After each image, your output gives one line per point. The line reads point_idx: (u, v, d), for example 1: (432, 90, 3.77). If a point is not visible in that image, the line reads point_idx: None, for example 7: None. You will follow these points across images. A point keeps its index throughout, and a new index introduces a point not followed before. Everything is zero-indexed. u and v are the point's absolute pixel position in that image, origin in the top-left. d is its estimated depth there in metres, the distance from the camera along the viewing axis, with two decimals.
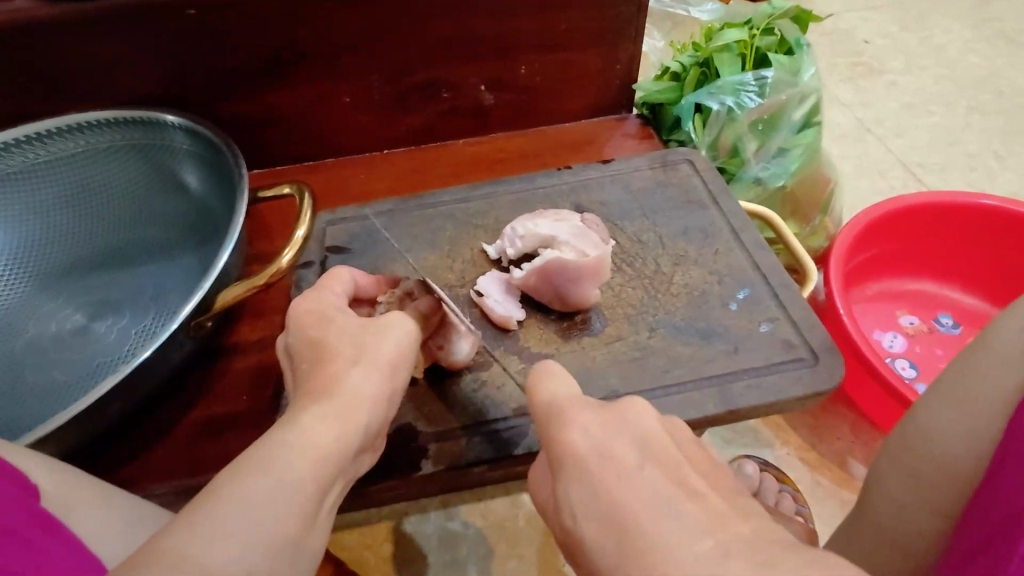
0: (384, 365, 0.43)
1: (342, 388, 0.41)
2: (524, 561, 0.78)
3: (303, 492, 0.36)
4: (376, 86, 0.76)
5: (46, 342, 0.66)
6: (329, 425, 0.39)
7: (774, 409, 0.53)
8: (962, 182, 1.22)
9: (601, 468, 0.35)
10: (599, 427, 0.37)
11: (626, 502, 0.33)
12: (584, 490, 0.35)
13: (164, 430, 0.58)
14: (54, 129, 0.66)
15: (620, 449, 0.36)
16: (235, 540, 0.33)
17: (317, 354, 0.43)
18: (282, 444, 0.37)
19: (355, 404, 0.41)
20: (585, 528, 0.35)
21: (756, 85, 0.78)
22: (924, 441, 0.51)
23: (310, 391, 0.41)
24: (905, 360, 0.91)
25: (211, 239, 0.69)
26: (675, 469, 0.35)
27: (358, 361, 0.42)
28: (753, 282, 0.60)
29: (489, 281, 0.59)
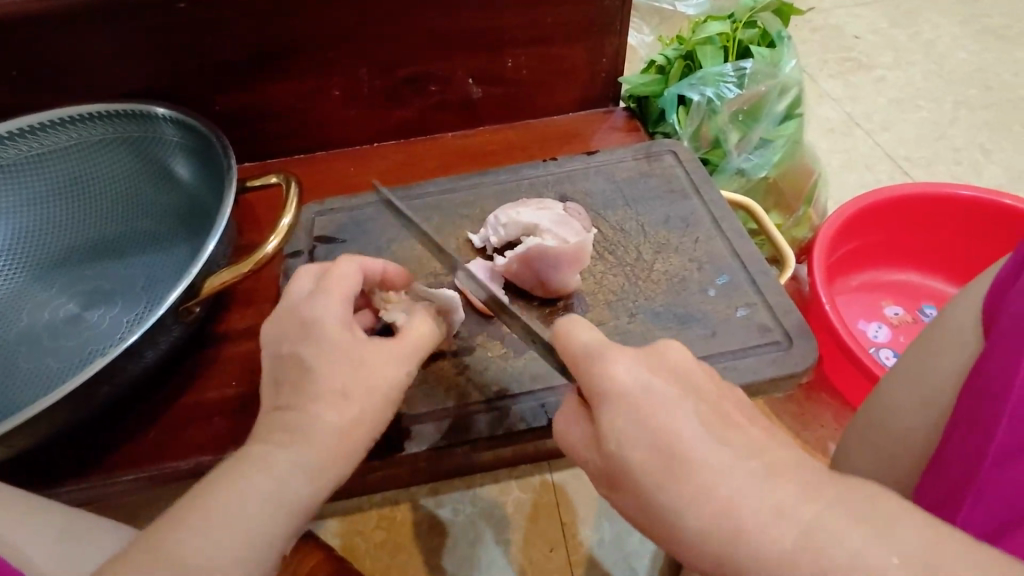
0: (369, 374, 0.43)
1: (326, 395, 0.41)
2: (512, 547, 0.80)
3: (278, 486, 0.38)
4: (364, 79, 0.77)
5: (38, 331, 0.67)
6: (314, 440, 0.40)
7: (749, 392, 0.54)
8: (949, 175, 1.24)
9: (649, 402, 0.35)
10: (645, 365, 0.38)
11: (682, 436, 0.34)
12: (631, 420, 0.35)
13: (153, 416, 0.59)
14: (46, 122, 0.66)
15: (661, 382, 0.36)
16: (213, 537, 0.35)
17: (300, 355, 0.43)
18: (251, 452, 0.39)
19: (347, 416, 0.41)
20: (632, 460, 0.35)
21: (736, 77, 0.79)
22: (890, 419, 0.53)
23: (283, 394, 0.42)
24: (888, 350, 0.93)
25: (202, 230, 0.70)
26: (715, 403, 0.36)
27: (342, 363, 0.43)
28: (731, 269, 0.61)
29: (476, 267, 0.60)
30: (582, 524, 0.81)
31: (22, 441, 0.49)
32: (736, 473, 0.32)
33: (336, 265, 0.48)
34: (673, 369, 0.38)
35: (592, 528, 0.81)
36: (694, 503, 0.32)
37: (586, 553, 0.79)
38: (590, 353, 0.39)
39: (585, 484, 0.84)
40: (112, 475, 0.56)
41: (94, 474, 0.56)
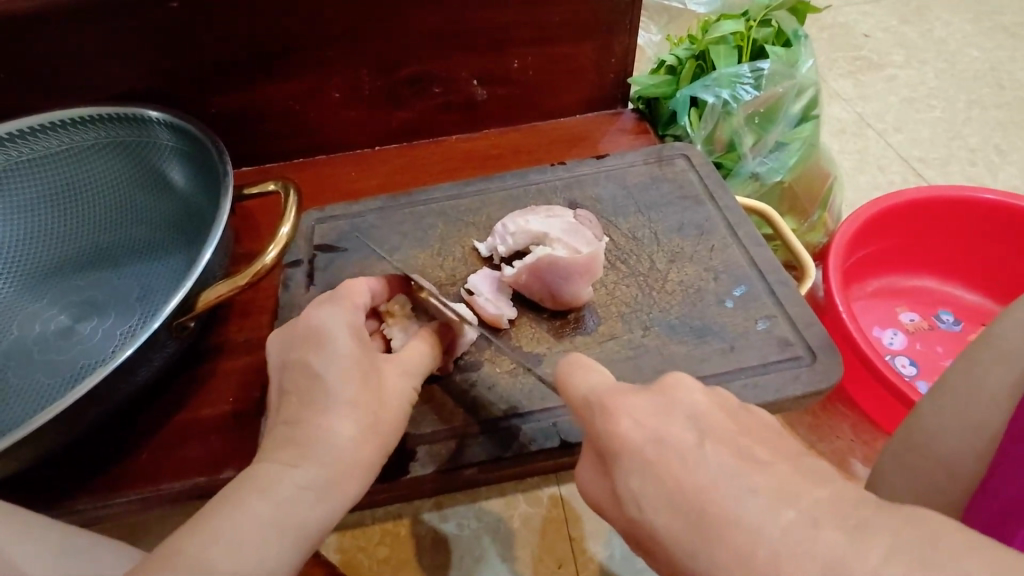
0: (368, 414, 0.41)
1: (325, 438, 0.39)
2: (520, 563, 0.77)
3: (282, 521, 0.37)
4: (365, 80, 0.75)
5: (29, 344, 0.65)
6: (313, 480, 0.38)
7: (768, 409, 0.51)
8: (964, 176, 1.21)
9: (659, 453, 0.34)
10: (650, 412, 0.36)
11: (700, 490, 0.32)
12: (647, 477, 0.34)
13: (147, 434, 0.57)
14: (36, 125, 0.64)
15: (670, 431, 0.35)
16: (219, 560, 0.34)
17: (307, 389, 0.41)
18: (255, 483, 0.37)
19: (343, 465, 0.39)
20: (656, 517, 0.33)
21: (753, 78, 0.76)
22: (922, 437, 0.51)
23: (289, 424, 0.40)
24: (905, 358, 0.90)
25: (198, 238, 0.68)
26: (739, 446, 0.34)
27: (342, 402, 0.40)
28: (749, 279, 0.58)
29: (479, 279, 0.58)
30: (591, 537, 0.79)
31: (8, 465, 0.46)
32: (766, 524, 0.30)
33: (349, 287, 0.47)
34: (685, 412, 0.36)
35: (601, 543, 0.78)
36: (726, 556, 0.30)
37: (596, 570, 0.77)
38: (594, 402, 0.38)
39: None
40: (103, 496, 0.54)
41: (86, 496, 0.54)
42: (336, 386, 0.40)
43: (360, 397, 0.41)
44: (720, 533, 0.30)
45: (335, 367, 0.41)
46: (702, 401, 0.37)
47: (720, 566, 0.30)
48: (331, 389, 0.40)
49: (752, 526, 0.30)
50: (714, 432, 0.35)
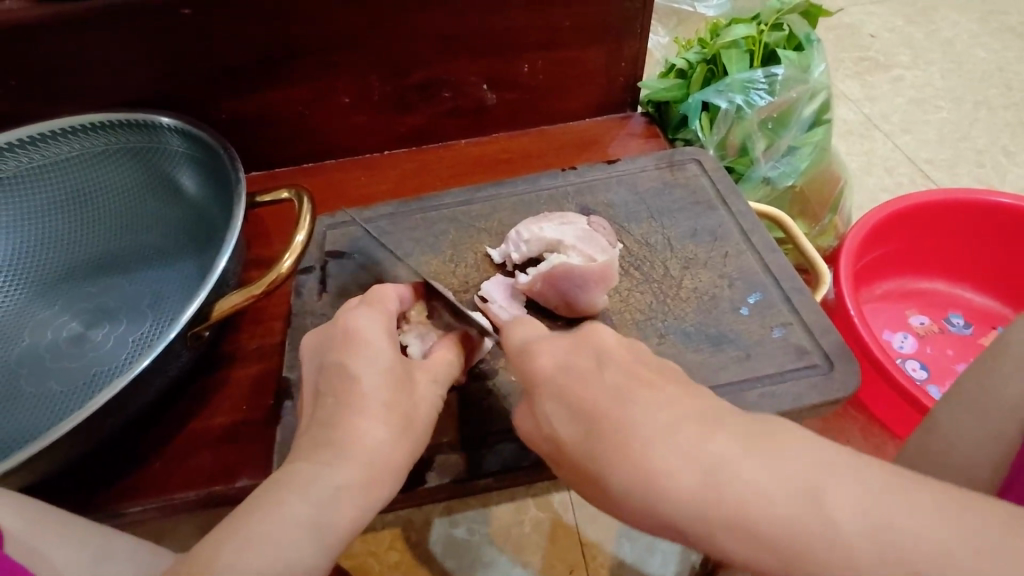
0: (402, 419, 0.40)
1: (357, 445, 0.39)
2: (530, 568, 0.77)
3: (312, 527, 0.36)
4: (375, 85, 0.75)
5: (41, 351, 0.64)
6: (346, 488, 0.37)
7: (785, 418, 0.51)
8: (972, 178, 1.20)
9: (567, 378, 0.37)
10: (564, 348, 0.39)
11: (601, 409, 0.35)
12: (558, 400, 0.37)
13: (160, 442, 0.57)
14: (47, 132, 0.64)
15: (579, 361, 0.38)
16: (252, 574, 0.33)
17: (340, 394, 0.41)
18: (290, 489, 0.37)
19: (377, 470, 0.39)
20: (564, 432, 0.36)
21: (766, 83, 0.76)
22: (938, 444, 0.50)
23: (313, 433, 0.40)
24: (915, 361, 0.90)
25: (209, 245, 0.68)
26: (641, 373, 0.36)
27: (375, 409, 0.40)
28: (764, 285, 0.58)
29: (492, 287, 0.57)
30: (602, 542, 0.79)
31: (25, 477, 0.46)
32: (651, 432, 0.33)
33: (376, 295, 0.47)
34: (593, 345, 0.38)
35: (612, 548, 0.78)
36: (620, 463, 0.33)
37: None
38: (521, 345, 0.41)
39: None
40: (118, 506, 0.54)
41: (100, 506, 0.54)
42: (371, 392, 0.40)
43: (392, 403, 0.41)
44: (619, 445, 0.33)
45: (359, 377, 0.41)
46: (613, 339, 0.39)
47: (616, 471, 0.33)
48: (362, 396, 0.40)
49: (641, 436, 0.33)
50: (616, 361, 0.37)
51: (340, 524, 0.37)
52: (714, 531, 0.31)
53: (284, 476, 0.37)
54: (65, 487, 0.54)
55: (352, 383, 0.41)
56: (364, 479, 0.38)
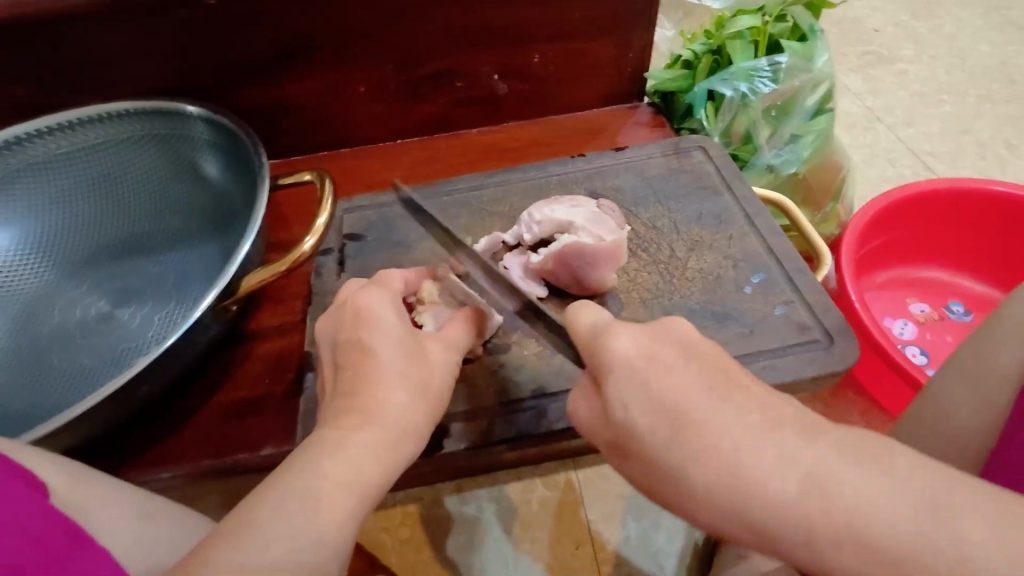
0: (421, 384, 0.43)
1: (383, 407, 0.41)
2: (538, 544, 0.80)
3: (343, 484, 0.38)
4: (390, 75, 0.77)
5: (70, 328, 0.67)
6: (375, 448, 0.40)
7: (783, 391, 0.54)
8: (974, 170, 1.22)
9: (656, 371, 0.34)
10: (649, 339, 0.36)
11: (675, 401, 0.33)
12: (637, 391, 0.34)
13: (188, 413, 0.60)
14: (77, 119, 0.67)
15: (672, 362, 0.34)
16: (286, 526, 0.35)
17: (364, 360, 0.43)
18: (322, 447, 0.39)
19: (401, 431, 0.41)
20: (631, 426, 0.35)
21: (770, 71, 0.78)
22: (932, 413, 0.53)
23: (340, 399, 0.42)
24: (915, 347, 0.92)
25: (231, 228, 0.70)
26: (709, 357, 0.35)
27: (397, 374, 0.43)
28: (767, 266, 0.60)
29: (512, 260, 0.61)
30: (607, 520, 0.81)
31: (63, 442, 0.49)
32: (743, 448, 0.31)
33: (388, 280, 0.50)
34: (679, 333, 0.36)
35: (618, 526, 0.81)
36: (675, 447, 0.32)
37: (612, 551, 0.79)
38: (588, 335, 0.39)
39: (610, 481, 0.84)
40: (150, 471, 0.56)
41: (130, 473, 0.56)
42: (391, 361, 0.43)
43: (410, 369, 0.44)
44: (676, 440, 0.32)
45: (382, 344, 0.44)
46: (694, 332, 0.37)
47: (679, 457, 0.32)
48: (385, 363, 0.43)
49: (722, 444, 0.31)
50: (702, 353, 0.35)
51: (371, 483, 0.39)
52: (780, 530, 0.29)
53: (317, 437, 0.40)
54: (96, 455, 0.57)
55: (375, 351, 0.43)
56: (389, 433, 0.41)
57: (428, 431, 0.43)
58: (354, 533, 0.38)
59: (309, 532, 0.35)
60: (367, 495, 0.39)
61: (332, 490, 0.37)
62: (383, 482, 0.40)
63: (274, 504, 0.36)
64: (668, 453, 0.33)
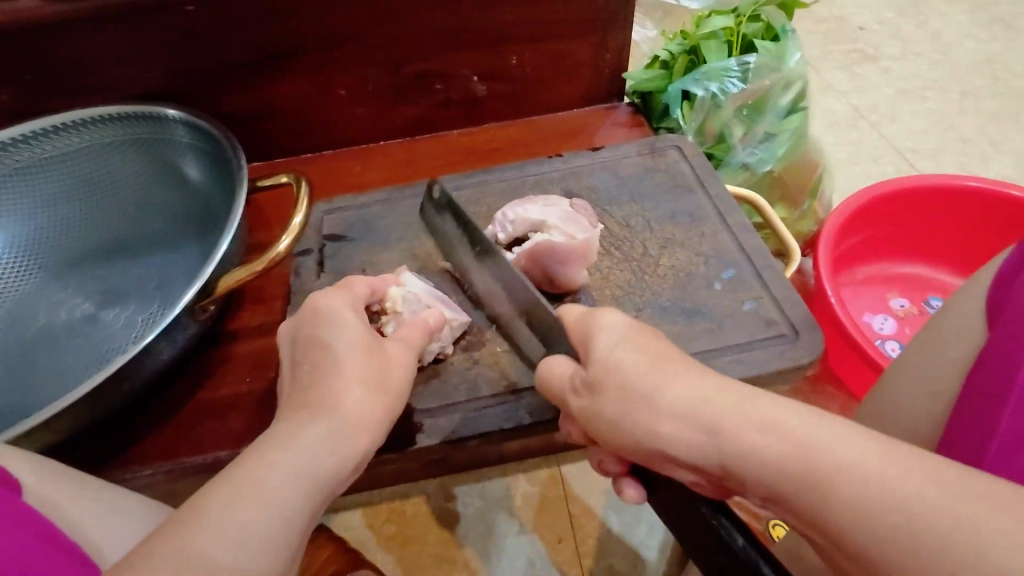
0: (377, 381, 0.45)
1: (339, 407, 0.42)
2: (521, 539, 0.81)
3: (297, 478, 0.39)
4: (370, 77, 0.78)
5: (54, 330, 0.68)
6: (330, 445, 0.41)
7: (748, 384, 0.55)
8: (955, 166, 1.23)
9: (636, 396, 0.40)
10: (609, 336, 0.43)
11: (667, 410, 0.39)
12: (621, 409, 0.41)
13: (169, 412, 0.61)
14: (59, 124, 0.68)
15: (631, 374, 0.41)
16: (238, 520, 0.36)
17: (319, 364, 0.44)
18: (275, 442, 0.40)
19: (356, 429, 0.42)
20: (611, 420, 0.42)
21: (740, 71, 0.79)
22: (892, 402, 0.54)
23: (297, 399, 0.43)
24: (894, 342, 0.93)
25: (213, 230, 0.71)
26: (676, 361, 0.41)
27: (353, 373, 0.44)
28: (737, 263, 0.61)
29: (467, 248, 0.62)
30: (589, 515, 0.82)
31: (41, 440, 0.50)
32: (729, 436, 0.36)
33: (349, 288, 0.51)
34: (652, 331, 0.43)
35: (599, 521, 0.82)
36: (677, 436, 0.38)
37: (594, 545, 0.80)
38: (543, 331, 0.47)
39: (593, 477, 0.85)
40: (132, 469, 0.57)
41: (112, 472, 0.57)
42: (346, 358, 0.44)
43: (369, 369, 0.45)
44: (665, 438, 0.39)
45: (339, 346, 0.45)
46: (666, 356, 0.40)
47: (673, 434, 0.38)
48: (341, 363, 0.44)
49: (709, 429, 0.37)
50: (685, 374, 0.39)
51: (325, 478, 0.40)
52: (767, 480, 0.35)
53: (272, 434, 0.41)
54: (78, 453, 0.58)
55: (330, 352, 0.45)
56: (345, 432, 0.42)
57: (384, 427, 0.45)
58: (307, 524, 0.39)
59: (260, 525, 0.36)
60: (321, 489, 0.40)
61: (289, 490, 0.38)
62: (337, 476, 0.41)
63: (221, 504, 0.36)
64: (659, 439, 0.39)
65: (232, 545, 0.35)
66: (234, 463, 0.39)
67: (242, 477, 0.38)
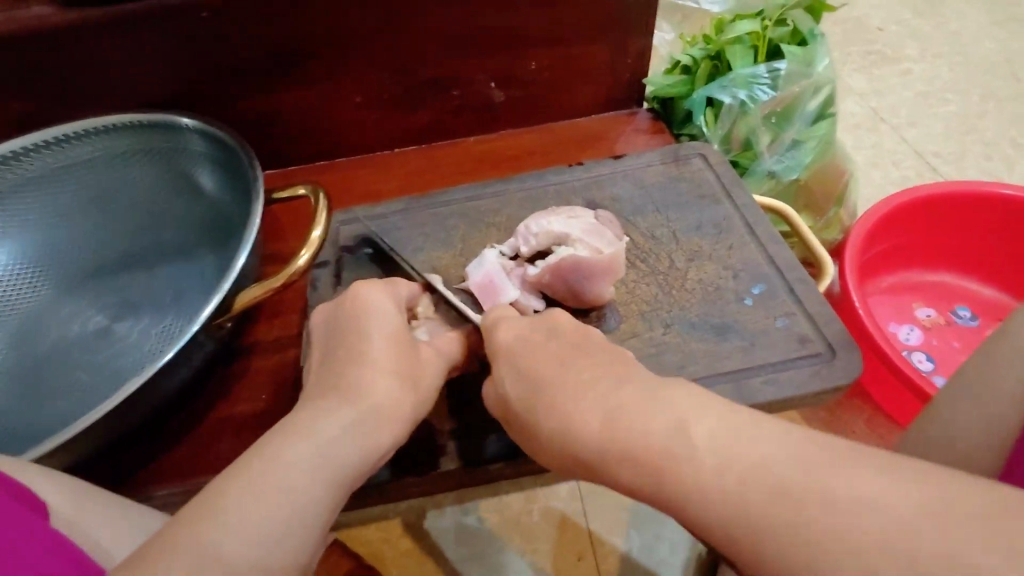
0: (408, 375, 0.44)
1: (370, 398, 0.41)
2: (539, 556, 0.79)
3: (319, 472, 0.37)
4: (385, 84, 0.76)
5: (68, 344, 0.67)
6: (355, 438, 0.39)
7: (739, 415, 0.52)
8: (979, 170, 1.20)
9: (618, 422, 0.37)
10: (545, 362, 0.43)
11: (639, 435, 0.35)
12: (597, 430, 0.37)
13: (185, 429, 0.59)
14: (72, 133, 0.66)
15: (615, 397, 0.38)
16: (255, 517, 0.34)
17: (350, 353, 0.43)
18: (295, 432, 0.38)
19: (379, 424, 0.41)
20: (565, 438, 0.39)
21: (769, 78, 0.77)
22: (935, 425, 0.52)
23: (325, 387, 0.42)
24: (922, 353, 0.90)
25: (228, 241, 0.70)
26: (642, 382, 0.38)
27: (383, 366, 0.43)
28: (767, 277, 0.59)
29: (493, 256, 0.59)
30: (609, 531, 0.80)
31: (55, 462, 0.48)
32: (699, 461, 0.32)
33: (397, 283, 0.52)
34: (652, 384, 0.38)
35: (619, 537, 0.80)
36: (629, 463, 0.35)
37: (615, 561, 0.78)
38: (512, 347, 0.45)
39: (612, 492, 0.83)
40: (149, 489, 0.56)
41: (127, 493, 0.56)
42: (378, 350, 0.43)
43: (400, 364, 0.44)
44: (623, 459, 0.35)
45: (372, 336, 0.44)
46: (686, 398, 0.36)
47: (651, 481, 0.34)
48: (372, 354, 0.43)
49: (674, 456, 0.33)
50: (671, 401, 0.36)
51: (345, 472, 0.38)
52: (764, 542, 0.29)
53: (292, 423, 0.39)
54: (95, 470, 0.57)
55: (363, 343, 0.44)
56: (368, 424, 0.40)
57: (408, 424, 0.43)
58: (323, 524, 0.37)
59: (274, 524, 0.34)
60: (338, 488, 0.38)
61: (310, 484, 0.36)
62: (357, 474, 0.39)
63: (240, 501, 0.34)
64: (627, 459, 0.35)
65: (248, 542, 0.33)
66: (252, 452, 0.37)
67: (263, 466, 0.36)
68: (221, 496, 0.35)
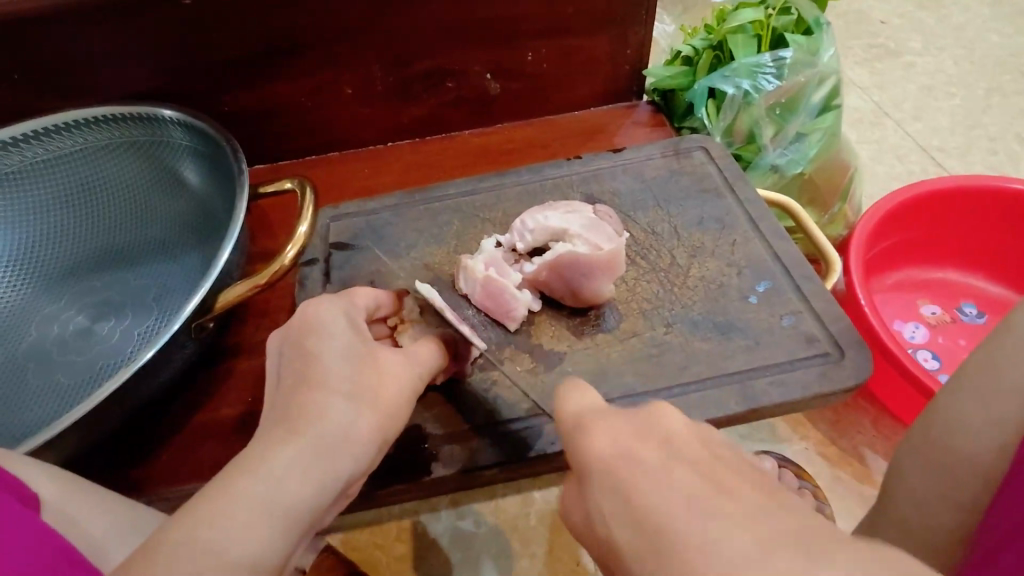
0: (368, 392, 0.40)
1: (326, 424, 0.38)
2: (537, 561, 0.77)
3: (276, 509, 0.35)
4: (377, 75, 0.74)
5: (47, 344, 0.65)
6: (307, 467, 0.36)
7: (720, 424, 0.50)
8: (984, 165, 1.18)
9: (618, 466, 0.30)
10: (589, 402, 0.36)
11: (637, 487, 0.29)
12: (611, 495, 0.30)
13: (168, 434, 0.57)
14: (52, 126, 0.64)
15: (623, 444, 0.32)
16: (202, 558, 0.32)
17: (304, 375, 0.40)
18: (249, 467, 0.36)
19: (336, 450, 0.38)
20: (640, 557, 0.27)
21: (774, 67, 0.75)
22: (945, 427, 0.51)
23: (280, 415, 0.38)
24: (927, 352, 0.88)
25: (213, 238, 0.68)
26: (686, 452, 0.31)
27: (338, 388, 0.39)
28: (772, 274, 0.57)
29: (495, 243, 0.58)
30: None
31: None
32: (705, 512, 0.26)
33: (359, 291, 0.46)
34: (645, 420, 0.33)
35: None
36: (624, 521, 0.29)
37: None
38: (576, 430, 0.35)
39: None
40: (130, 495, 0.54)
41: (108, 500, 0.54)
42: (334, 366, 0.40)
43: (364, 377, 0.40)
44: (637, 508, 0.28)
45: (327, 352, 0.41)
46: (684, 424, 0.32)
47: (652, 539, 0.27)
48: (326, 374, 0.40)
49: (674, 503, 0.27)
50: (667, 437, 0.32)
51: (299, 508, 0.36)
52: None
53: (245, 455, 0.36)
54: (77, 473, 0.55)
55: (318, 364, 0.40)
56: (324, 452, 0.37)
57: (371, 446, 0.39)
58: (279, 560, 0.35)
59: (222, 567, 0.32)
60: (297, 521, 0.36)
61: (260, 518, 0.34)
62: (317, 505, 0.37)
63: (188, 541, 0.32)
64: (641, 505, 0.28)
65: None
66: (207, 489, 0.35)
67: (209, 509, 0.34)
68: (168, 538, 0.32)
